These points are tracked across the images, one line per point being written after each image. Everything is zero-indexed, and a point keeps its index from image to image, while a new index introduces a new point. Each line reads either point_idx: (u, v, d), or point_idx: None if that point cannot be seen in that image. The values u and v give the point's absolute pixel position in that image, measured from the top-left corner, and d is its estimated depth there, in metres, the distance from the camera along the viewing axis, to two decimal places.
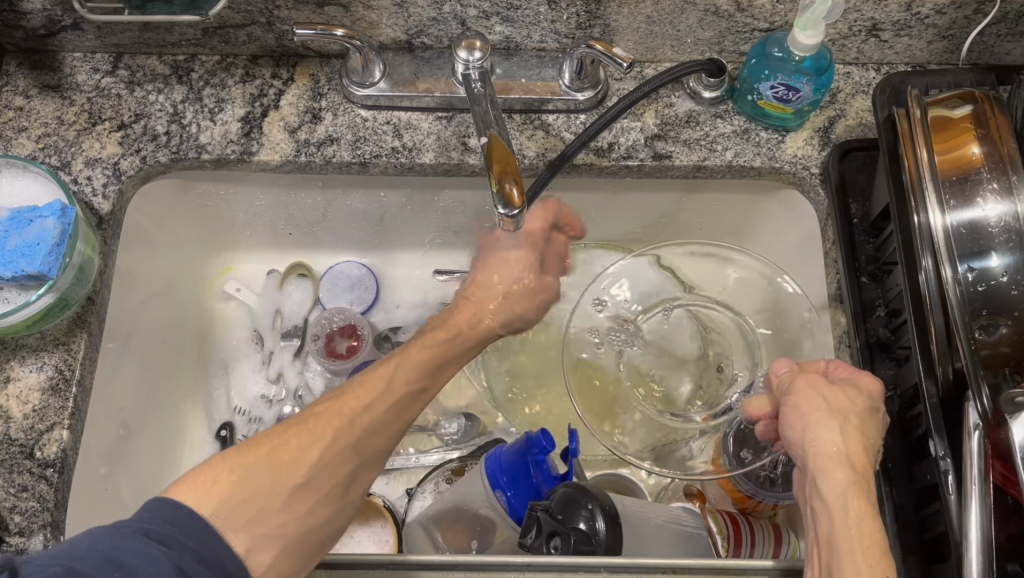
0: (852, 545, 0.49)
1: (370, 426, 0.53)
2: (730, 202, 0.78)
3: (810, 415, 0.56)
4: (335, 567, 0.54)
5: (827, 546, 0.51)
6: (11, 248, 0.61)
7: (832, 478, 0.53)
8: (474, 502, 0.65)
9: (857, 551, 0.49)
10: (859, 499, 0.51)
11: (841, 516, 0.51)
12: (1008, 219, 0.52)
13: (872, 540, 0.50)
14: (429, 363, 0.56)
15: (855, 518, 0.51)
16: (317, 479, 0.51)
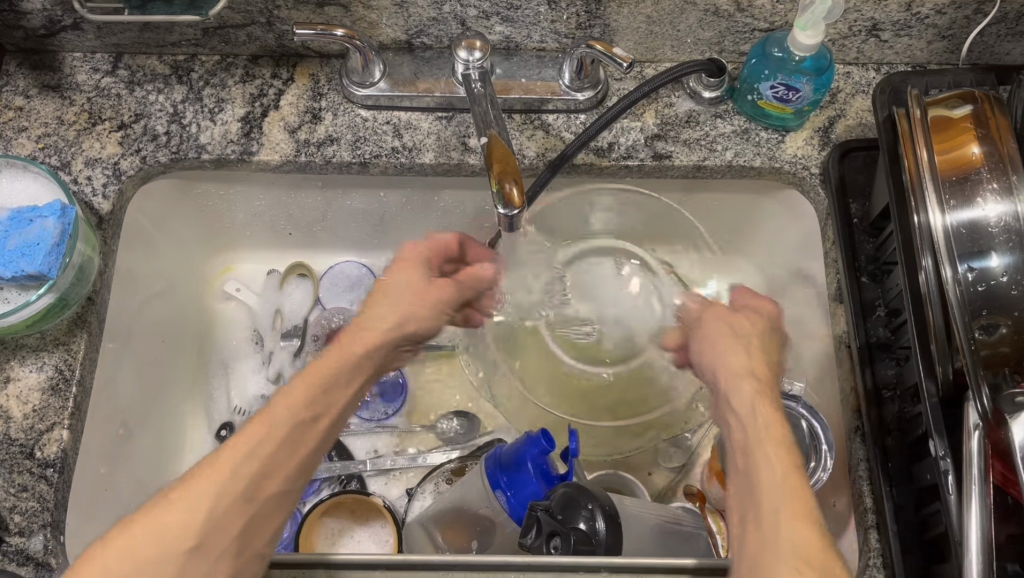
0: (768, 449, 0.50)
1: (270, 465, 0.50)
2: (731, 202, 0.78)
3: (718, 342, 0.58)
4: (336, 565, 0.54)
5: (742, 456, 0.51)
6: (11, 248, 0.61)
7: (741, 393, 0.54)
8: (475, 503, 0.65)
9: (769, 452, 0.50)
10: (770, 411, 0.53)
11: (754, 424, 0.52)
12: (1008, 219, 0.52)
13: (781, 441, 0.51)
14: (320, 388, 0.54)
15: (765, 423, 0.52)
16: (213, 537, 0.47)
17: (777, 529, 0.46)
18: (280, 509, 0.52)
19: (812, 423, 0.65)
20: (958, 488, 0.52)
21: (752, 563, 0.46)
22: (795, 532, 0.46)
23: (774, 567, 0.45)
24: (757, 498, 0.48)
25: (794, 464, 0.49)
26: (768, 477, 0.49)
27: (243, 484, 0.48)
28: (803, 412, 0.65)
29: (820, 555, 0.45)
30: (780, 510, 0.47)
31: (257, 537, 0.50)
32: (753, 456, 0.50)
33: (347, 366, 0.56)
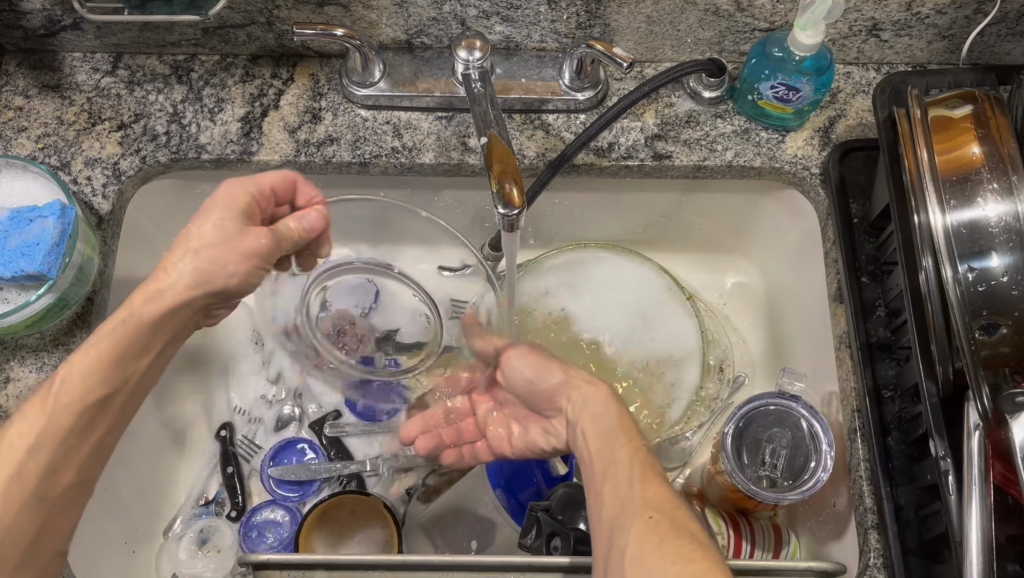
0: (616, 430, 0.54)
1: (61, 457, 0.51)
2: (731, 202, 0.78)
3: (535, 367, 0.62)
4: (336, 566, 0.52)
5: (598, 444, 0.54)
6: (11, 248, 0.61)
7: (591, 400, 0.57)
8: None
9: (618, 434, 0.54)
10: (616, 416, 0.55)
11: (603, 417, 0.56)
12: (1008, 219, 0.52)
13: (628, 430, 0.54)
14: (117, 366, 0.52)
15: (602, 416, 0.56)
16: (9, 544, 0.49)
17: (631, 487, 0.49)
18: (79, 498, 0.54)
19: (812, 423, 0.65)
20: (958, 488, 0.52)
21: (613, 526, 0.48)
22: (645, 487, 0.49)
23: (627, 521, 0.47)
24: (614, 474, 0.51)
25: (639, 445, 0.52)
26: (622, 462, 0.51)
27: (34, 483, 0.50)
28: (803, 412, 0.65)
29: (667, 504, 0.47)
30: (633, 471, 0.50)
31: (58, 537, 0.53)
32: (608, 435, 0.54)
33: (148, 331, 0.52)
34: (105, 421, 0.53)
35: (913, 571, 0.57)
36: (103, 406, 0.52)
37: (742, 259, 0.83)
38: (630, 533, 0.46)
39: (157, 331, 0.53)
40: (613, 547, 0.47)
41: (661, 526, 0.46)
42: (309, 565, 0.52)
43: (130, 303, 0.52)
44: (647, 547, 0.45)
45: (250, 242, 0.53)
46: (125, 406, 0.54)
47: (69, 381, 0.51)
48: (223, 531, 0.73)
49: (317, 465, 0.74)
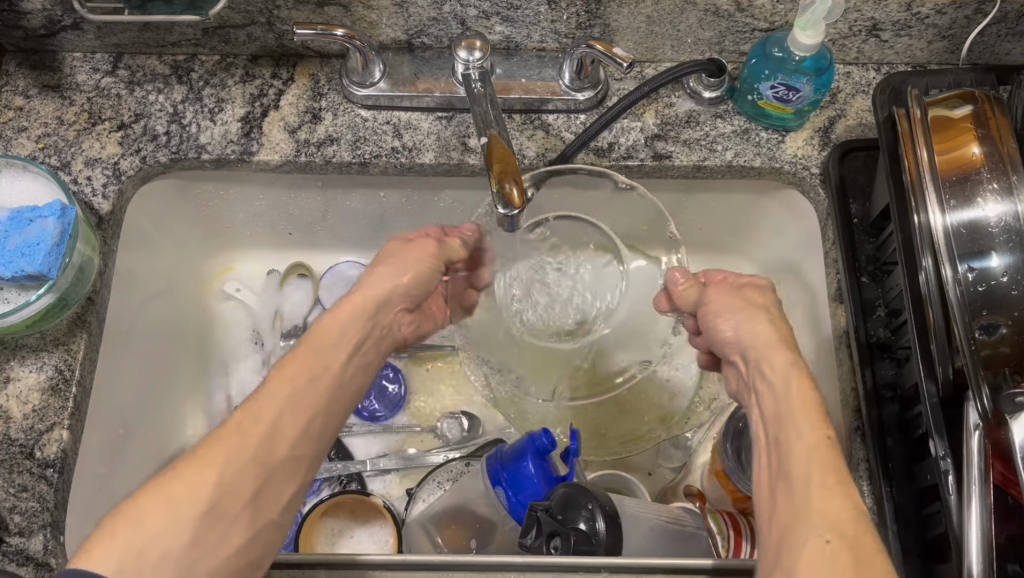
0: (799, 415, 0.49)
1: (279, 423, 0.51)
2: (730, 203, 0.78)
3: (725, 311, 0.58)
4: (336, 565, 0.53)
5: (776, 426, 0.50)
6: (11, 248, 0.61)
7: (776, 364, 0.53)
8: (474, 502, 0.65)
9: (797, 416, 0.49)
10: (800, 394, 0.51)
11: (785, 391, 0.51)
12: (1008, 219, 0.52)
13: (812, 408, 0.50)
14: (319, 349, 0.56)
15: (789, 387, 0.52)
16: (228, 498, 0.46)
17: (807, 494, 0.45)
18: (294, 474, 0.51)
19: None
20: (958, 488, 0.52)
21: (781, 539, 0.45)
22: (825, 500, 0.45)
23: (802, 538, 0.44)
24: (788, 472, 0.47)
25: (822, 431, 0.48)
26: (802, 461, 0.47)
27: (258, 442, 0.49)
28: None
29: (850, 525, 0.43)
30: (813, 472, 0.46)
31: (275, 503, 0.49)
32: (785, 419, 0.50)
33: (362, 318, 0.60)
34: (315, 401, 0.54)
35: (912, 571, 0.57)
36: (312, 386, 0.54)
37: (741, 260, 0.84)
38: (802, 555, 0.43)
39: (355, 322, 0.59)
40: (780, 559, 0.44)
41: (841, 555, 0.42)
42: (310, 565, 0.53)
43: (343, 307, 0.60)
44: (818, 572, 0.42)
45: (419, 248, 0.65)
46: (330, 394, 0.55)
47: (285, 367, 0.54)
48: None
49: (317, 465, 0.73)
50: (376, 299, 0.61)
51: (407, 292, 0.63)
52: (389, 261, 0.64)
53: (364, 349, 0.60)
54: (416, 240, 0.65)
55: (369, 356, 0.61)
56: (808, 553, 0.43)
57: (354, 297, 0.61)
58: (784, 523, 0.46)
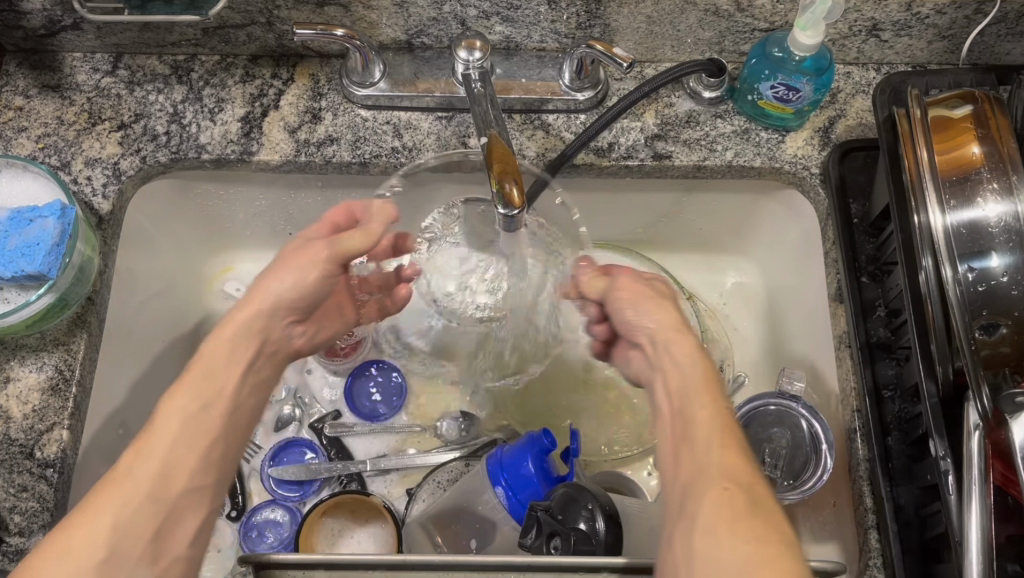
0: (698, 388, 0.51)
1: (173, 459, 0.49)
2: (731, 202, 0.78)
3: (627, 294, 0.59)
4: (335, 565, 0.52)
5: (677, 397, 0.52)
6: (11, 248, 0.61)
7: (680, 343, 0.55)
8: (474, 502, 0.65)
9: (698, 389, 0.51)
10: (702, 370, 0.52)
11: (687, 366, 0.53)
12: (1008, 219, 0.52)
13: (712, 383, 0.51)
14: (206, 370, 0.54)
15: (689, 363, 0.53)
16: (125, 547, 0.45)
17: (707, 453, 0.46)
18: (198, 505, 0.50)
19: (812, 423, 0.65)
20: (958, 488, 0.52)
21: (684, 491, 0.46)
22: (722, 455, 0.46)
23: (700, 489, 0.45)
24: (691, 435, 0.48)
25: (720, 402, 0.50)
26: (703, 424, 0.48)
27: (149, 482, 0.47)
28: (803, 412, 0.66)
29: (746, 478, 0.45)
30: (711, 436, 0.47)
31: (179, 540, 0.48)
32: (685, 391, 0.51)
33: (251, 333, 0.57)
34: (212, 427, 0.52)
35: (912, 571, 0.57)
36: (207, 413, 0.52)
37: (742, 259, 0.83)
38: (703, 500, 0.44)
39: (244, 346, 0.57)
40: (681, 511, 0.45)
41: (738, 501, 0.43)
42: (308, 565, 0.52)
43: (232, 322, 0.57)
44: (718, 518, 0.42)
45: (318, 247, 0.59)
46: (226, 414, 0.54)
47: (175, 395, 0.52)
48: (223, 531, 0.72)
49: (318, 465, 0.73)
50: (266, 315, 0.58)
51: (299, 297, 0.58)
52: (279, 269, 0.58)
53: (259, 365, 0.58)
54: (314, 241, 0.59)
55: (265, 371, 0.59)
56: (709, 500, 0.44)
57: (244, 313, 0.57)
58: (685, 481, 0.46)
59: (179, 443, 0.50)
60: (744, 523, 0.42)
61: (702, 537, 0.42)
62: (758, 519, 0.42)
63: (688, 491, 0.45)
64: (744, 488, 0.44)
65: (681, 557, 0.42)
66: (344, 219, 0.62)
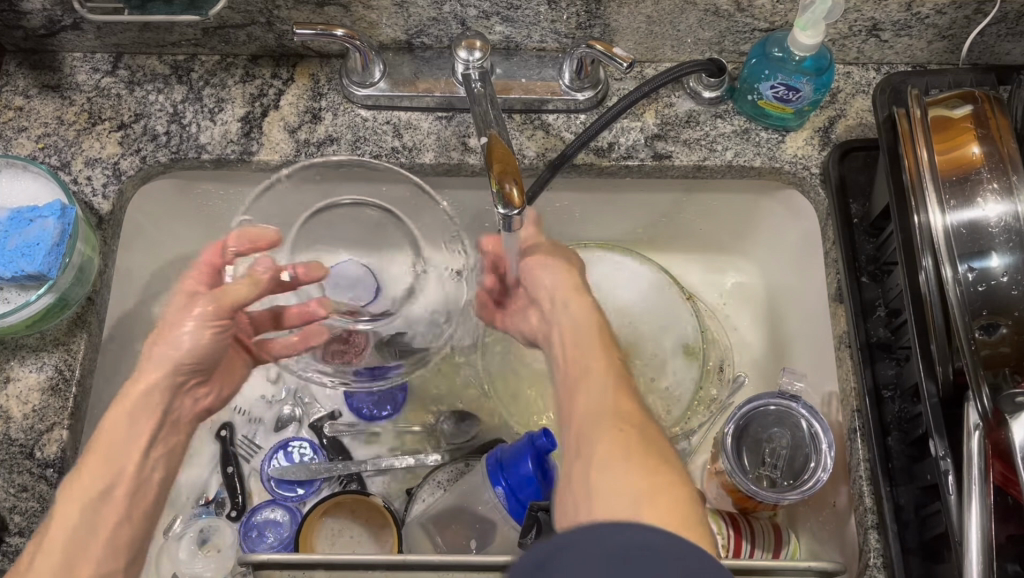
0: (594, 347, 0.59)
1: (74, 548, 0.53)
2: (731, 202, 0.78)
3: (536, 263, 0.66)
4: (336, 565, 0.52)
5: (576, 352, 0.60)
6: (11, 248, 0.61)
7: (578, 305, 0.63)
8: (474, 502, 0.65)
9: (596, 347, 0.59)
10: (596, 331, 0.61)
11: (585, 327, 0.61)
12: (1008, 219, 0.52)
13: (605, 342, 0.60)
14: (107, 450, 0.56)
15: (586, 324, 0.61)
16: None
17: (603, 399, 0.54)
18: None
19: (812, 423, 0.65)
20: (958, 488, 0.52)
21: (581, 430, 0.53)
22: (616, 401, 0.54)
23: (599, 429, 0.52)
24: (588, 383, 0.56)
25: (613, 358, 0.58)
26: (599, 375, 0.56)
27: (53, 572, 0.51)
28: (803, 412, 0.66)
29: (637, 420, 0.53)
30: (606, 385, 0.55)
31: None
32: (584, 347, 0.59)
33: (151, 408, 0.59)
34: (115, 511, 0.55)
35: (913, 571, 0.57)
36: (106, 500, 0.55)
37: (742, 259, 0.83)
38: (601, 438, 0.51)
39: (141, 423, 0.58)
40: (580, 447, 0.52)
41: (630, 438, 0.51)
42: (309, 565, 0.52)
43: (130, 396, 0.58)
44: (615, 452, 0.50)
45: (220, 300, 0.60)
46: (131, 491, 0.57)
47: (76, 481, 0.55)
48: (223, 531, 0.72)
49: (318, 465, 0.73)
50: (164, 386, 0.59)
51: (195, 360, 0.61)
52: (171, 331, 0.59)
53: (162, 436, 0.60)
54: (199, 295, 0.60)
55: (171, 441, 0.61)
56: (604, 438, 0.51)
57: (134, 391, 0.59)
58: (583, 422, 0.54)
59: (81, 530, 0.53)
60: (632, 457, 0.50)
61: (598, 472, 0.49)
62: (648, 452, 0.50)
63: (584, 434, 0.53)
64: (632, 429, 0.52)
65: (582, 487, 0.50)
66: (220, 263, 0.62)
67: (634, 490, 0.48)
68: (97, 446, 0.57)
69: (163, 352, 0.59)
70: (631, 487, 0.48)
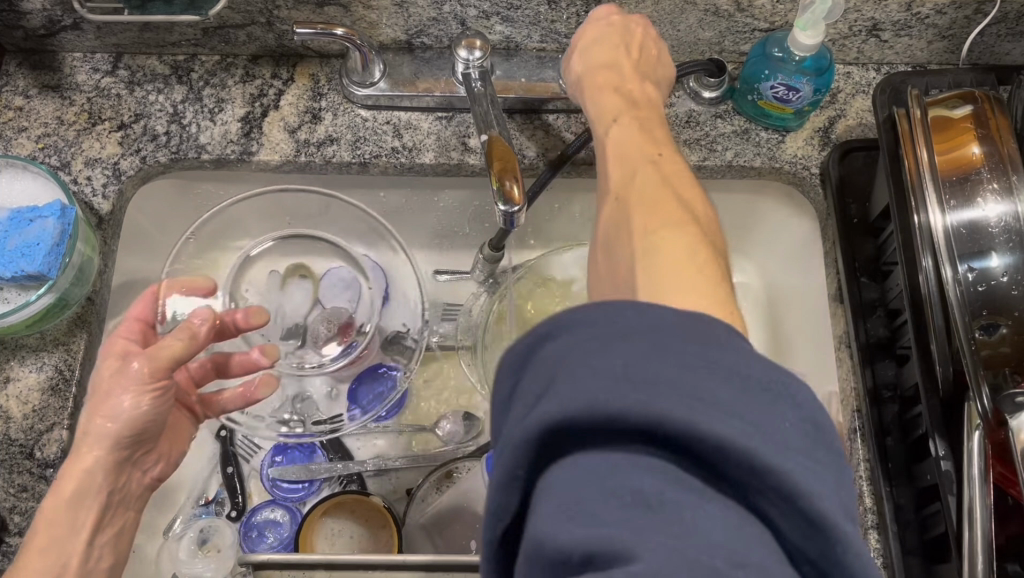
0: (617, 125, 0.52)
1: None
2: (730, 203, 0.78)
3: (587, 45, 0.59)
4: (336, 566, 0.52)
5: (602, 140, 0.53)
6: (11, 249, 0.61)
7: (604, 90, 0.56)
8: (474, 503, 0.68)
9: (614, 124, 0.53)
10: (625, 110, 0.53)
11: (606, 110, 0.54)
12: (1008, 219, 0.52)
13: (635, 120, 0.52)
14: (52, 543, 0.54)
15: (603, 102, 0.55)
16: None
17: (626, 173, 0.47)
18: None
19: None
20: (958, 488, 0.52)
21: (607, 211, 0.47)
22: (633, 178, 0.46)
23: (614, 203, 0.46)
24: (618, 161, 0.49)
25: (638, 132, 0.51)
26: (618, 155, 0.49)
27: None
28: None
29: (659, 193, 0.45)
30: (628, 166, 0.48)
31: None
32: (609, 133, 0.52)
33: (92, 492, 0.55)
34: None
35: (913, 571, 0.57)
36: None
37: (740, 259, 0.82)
38: (619, 212, 0.45)
39: (84, 509, 0.55)
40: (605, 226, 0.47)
41: (646, 207, 0.43)
42: (309, 565, 0.52)
43: (67, 479, 0.55)
44: (625, 221, 0.44)
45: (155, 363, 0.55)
46: None
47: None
48: (223, 531, 0.71)
49: (317, 465, 0.73)
50: (105, 466, 0.55)
51: (136, 433, 0.56)
52: (104, 403, 0.53)
53: (109, 519, 0.58)
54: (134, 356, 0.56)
55: (117, 522, 0.59)
56: (623, 213, 0.44)
57: (75, 471, 0.55)
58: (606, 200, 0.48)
59: None
60: (646, 227, 0.42)
61: (616, 249, 0.43)
62: (665, 220, 0.42)
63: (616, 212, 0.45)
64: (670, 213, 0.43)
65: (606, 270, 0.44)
66: (150, 316, 0.60)
67: (655, 265, 0.39)
68: (37, 536, 0.54)
69: (100, 429, 0.54)
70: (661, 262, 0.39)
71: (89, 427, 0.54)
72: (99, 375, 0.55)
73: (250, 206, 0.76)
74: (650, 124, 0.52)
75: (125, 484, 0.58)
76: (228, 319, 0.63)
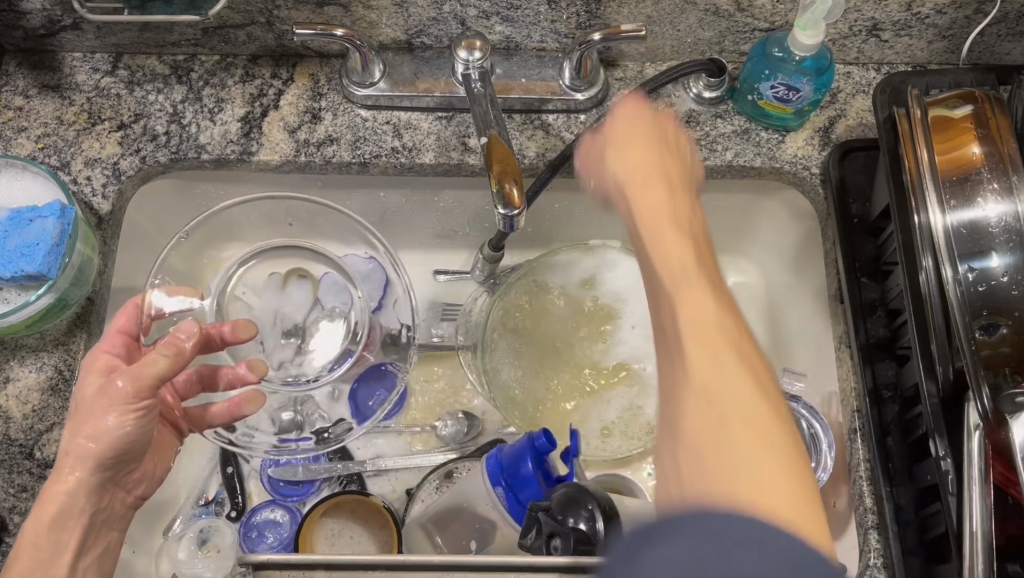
0: (664, 230, 0.51)
1: None
2: (730, 203, 0.77)
3: (622, 136, 0.57)
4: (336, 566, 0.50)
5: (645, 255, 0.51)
6: (11, 249, 0.61)
7: (649, 190, 0.53)
8: (474, 503, 0.63)
9: (660, 231, 0.51)
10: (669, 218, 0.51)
11: (648, 213, 0.52)
12: (1009, 218, 0.52)
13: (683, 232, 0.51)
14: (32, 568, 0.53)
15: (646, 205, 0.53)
16: None
17: (680, 309, 0.46)
18: None
19: (812, 423, 0.66)
20: (957, 488, 0.52)
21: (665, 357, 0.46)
22: (692, 321, 0.45)
23: (678, 357, 0.44)
24: (669, 292, 0.47)
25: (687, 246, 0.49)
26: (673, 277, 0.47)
27: None
28: (804, 413, 0.67)
29: (723, 339, 0.44)
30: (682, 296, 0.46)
31: None
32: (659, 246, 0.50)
33: (74, 512, 0.54)
34: None
35: (913, 572, 0.57)
36: None
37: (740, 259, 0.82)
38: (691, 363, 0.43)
39: (67, 529, 0.54)
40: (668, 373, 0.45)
41: (715, 374, 0.43)
42: (308, 565, 0.49)
43: (49, 500, 0.53)
44: (699, 380, 0.42)
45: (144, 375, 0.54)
46: None
47: None
48: (223, 531, 0.72)
49: (317, 465, 0.73)
50: (88, 486, 0.55)
51: (118, 453, 0.55)
52: (88, 421, 0.53)
53: (90, 542, 0.56)
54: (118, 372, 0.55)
55: (102, 542, 0.58)
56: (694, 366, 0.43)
57: (56, 492, 0.53)
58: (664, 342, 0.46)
59: None
60: (725, 409, 0.41)
61: (687, 431, 0.42)
62: (738, 380, 0.42)
63: (672, 387, 0.44)
64: (735, 380, 0.42)
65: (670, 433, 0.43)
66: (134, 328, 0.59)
67: (735, 473, 0.39)
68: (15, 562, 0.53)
69: (83, 447, 0.53)
70: (737, 475, 0.39)
71: (72, 445, 0.53)
72: (83, 388, 0.55)
73: (246, 210, 0.77)
74: (698, 243, 0.51)
75: (109, 503, 0.58)
76: (215, 332, 0.64)
